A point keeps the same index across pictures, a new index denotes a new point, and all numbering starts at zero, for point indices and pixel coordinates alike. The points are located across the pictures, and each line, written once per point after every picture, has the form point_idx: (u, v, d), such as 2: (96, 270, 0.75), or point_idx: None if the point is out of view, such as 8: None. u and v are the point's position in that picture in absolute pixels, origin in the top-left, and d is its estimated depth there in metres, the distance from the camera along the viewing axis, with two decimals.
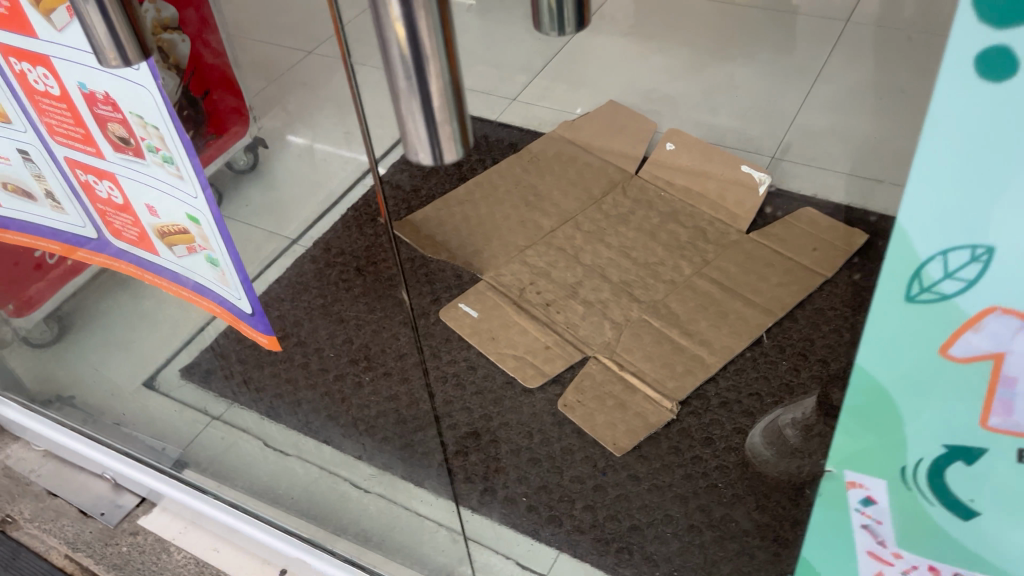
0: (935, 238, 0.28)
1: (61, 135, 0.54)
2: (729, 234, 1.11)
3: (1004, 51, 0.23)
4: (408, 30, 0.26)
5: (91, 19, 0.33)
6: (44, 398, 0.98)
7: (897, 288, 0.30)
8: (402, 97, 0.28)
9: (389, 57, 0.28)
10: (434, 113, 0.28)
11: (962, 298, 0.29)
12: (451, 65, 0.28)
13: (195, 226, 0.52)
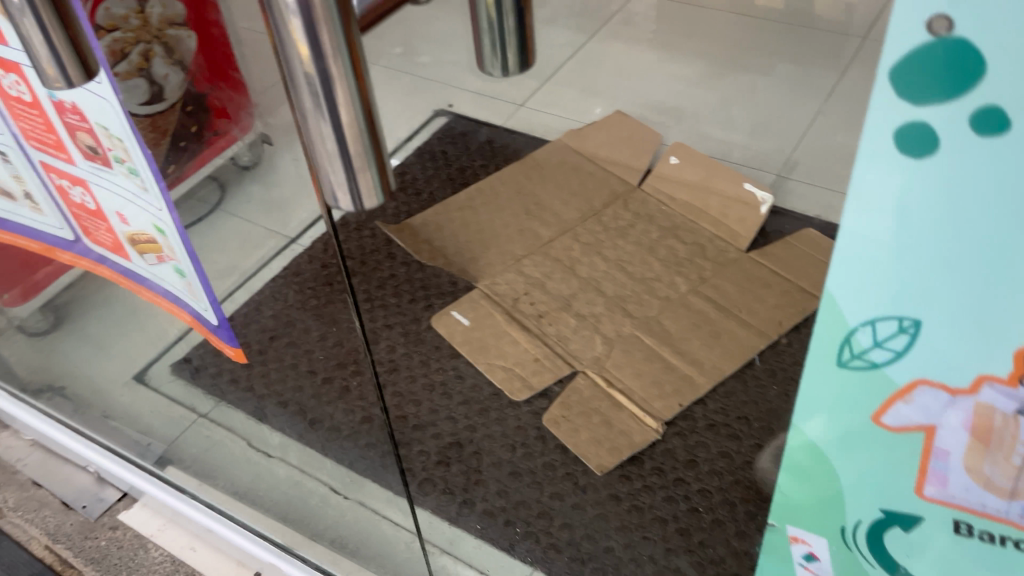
0: (866, 318, 0.32)
1: (36, 139, 0.54)
2: (728, 252, 1.10)
3: (924, 129, 0.27)
4: (318, 66, 0.27)
5: (30, 34, 0.33)
6: (35, 386, 0.99)
7: (831, 352, 0.34)
8: (316, 138, 0.29)
9: (298, 89, 0.28)
10: (351, 156, 0.29)
11: (889, 366, 0.33)
12: (365, 105, 0.29)
13: (162, 237, 0.52)
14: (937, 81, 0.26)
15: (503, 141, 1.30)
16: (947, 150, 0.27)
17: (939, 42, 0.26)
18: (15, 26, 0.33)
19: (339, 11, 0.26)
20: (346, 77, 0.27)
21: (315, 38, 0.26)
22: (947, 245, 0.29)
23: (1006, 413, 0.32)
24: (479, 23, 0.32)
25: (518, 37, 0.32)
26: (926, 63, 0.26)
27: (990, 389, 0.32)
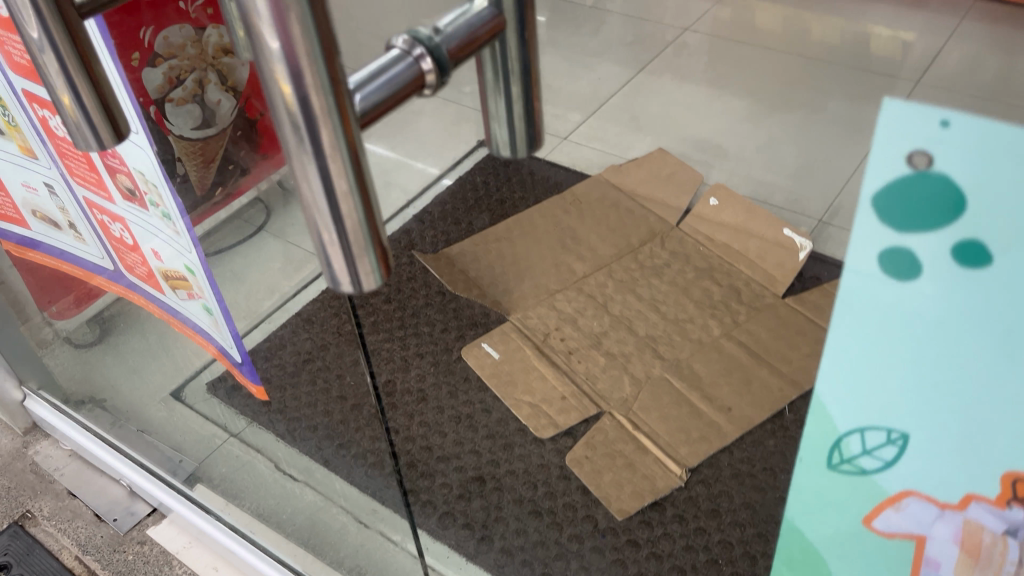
0: (853, 417, 0.28)
1: (79, 177, 0.57)
2: (764, 297, 1.07)
3: (909, 254, 0.24)
4: (300, 101, 0.23)
5: (49, 68, 0.31)
6: (77, 398, 1.03)
7: (820, 454, 0.30)
8: (302, 196, 0.25)
9: (280, 131, 0.24)
10: (342, 219, 0.25)
11: (881, 474, 0.29)
12: (356, 159, 0.25)
13: (192, 276, 0.54)
14: (923, 208, 0.23)
15: (543, 172, 1.26)
16: (942, 269, 0.24)
17: (925, 169, 0.23)
18: (38, 63, 0.32)
19: (329, 70, 0.23)
20: (332, 113, 0.23)
21: (305, 103, 0.23)
22: (942, 353, 0.25)
23: (996, 534, 0.27)
24: (486, 88, 0.31)
25: (524, 118, 0.31)
26: (912, 188, 0.23)
27: (984, 510, 0.27)
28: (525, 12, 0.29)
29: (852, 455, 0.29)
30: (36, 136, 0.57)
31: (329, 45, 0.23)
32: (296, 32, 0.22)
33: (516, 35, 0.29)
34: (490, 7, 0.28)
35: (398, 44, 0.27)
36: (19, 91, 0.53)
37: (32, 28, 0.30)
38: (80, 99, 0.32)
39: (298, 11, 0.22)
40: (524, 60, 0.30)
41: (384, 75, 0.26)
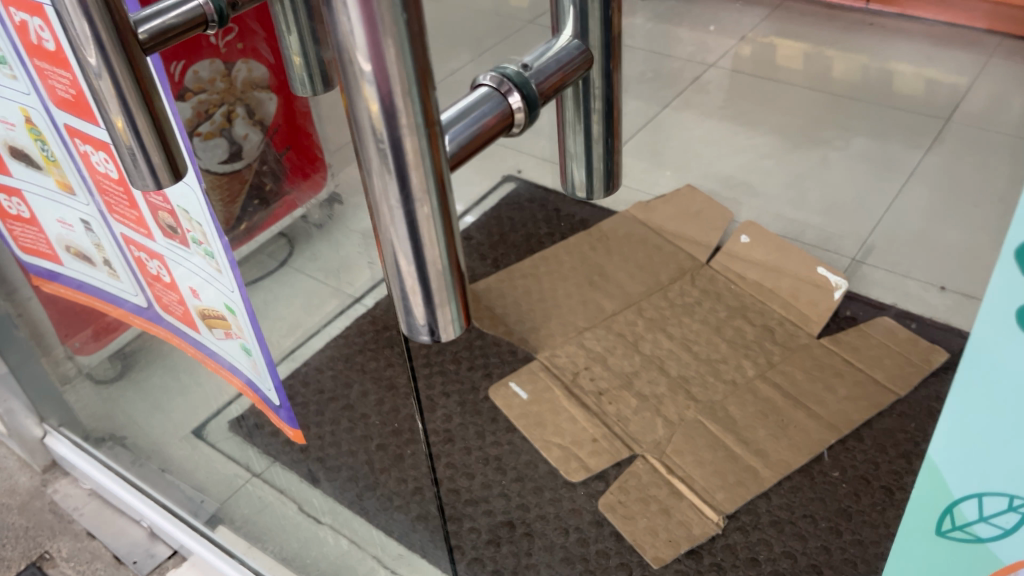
0: (967, 483, 0.26)
1: (119, 214, 0.56)
2: (799, 337, 1.06)
3: None
4: (391, 139, 0.22)
5: (104, 94, 0.30)
6: (96, 435, 1.02)
7: (927, 520, 0.28)
8: (385, 236, 0.24)
9: (366, 165, 0.23)
10: (427, 265, 0.24)
11: (996, 543, 0.26)
12: (444, 201, 0.24)
13: (232, 316, 0.53)
14: None
15: (569, 211, 1.28)
16: None
17: None
18: (91, 89, 0.30)
19: (424, 114, 0.22)
20: (423, 152, 0.23)
21: (398, 149, 0.22)
22: None
23: None
24: (564, 125, 0.30)
25: (603, 148, 0.30)
26: None
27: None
28: (611, 49, 0.28)
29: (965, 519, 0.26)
30: (75, 172, 0.56)
31: (426, 88, 0.22)
32: (394, 74, 0.21)
33: (601, 71, 0.28)
34: (579, 42, 0.28)
35: (486, 81, 0.26)
36: (60, 126, 0.52)
37: (90, 52, 0.29)
38: (135, 128, 0.30)
39: (394, 33, 0.21)
40: (607, 96, 0.29)
41: (472, 113, 0.25)
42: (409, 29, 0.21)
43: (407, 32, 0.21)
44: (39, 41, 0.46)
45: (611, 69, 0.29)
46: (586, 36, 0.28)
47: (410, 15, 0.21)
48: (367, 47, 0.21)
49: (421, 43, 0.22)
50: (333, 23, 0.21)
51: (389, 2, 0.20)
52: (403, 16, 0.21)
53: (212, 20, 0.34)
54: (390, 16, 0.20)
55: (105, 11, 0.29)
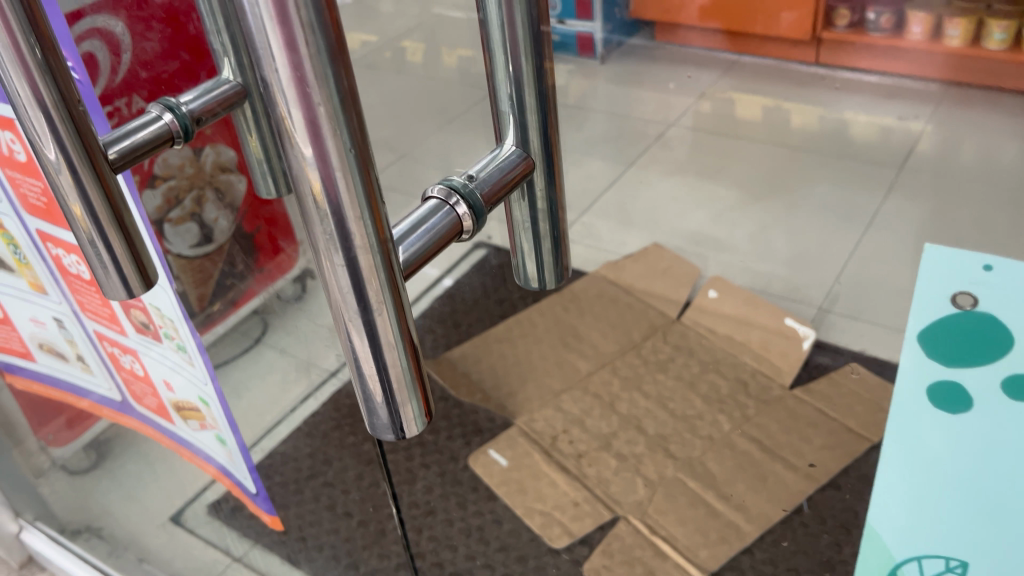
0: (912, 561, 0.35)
1: (91, 311, 0.57)
2: (771, 390, 1.07)
3: (955, 389, 0.37)
4: (348, 258, 0.23)
5: (66, 189, 0.32)
6: (73, 527, 1.00)
7: None
8: (347, 343, 0.26)
9: (324, 279, 0.24)
10: (388, 367, 0.26)
11: None
12: (400, 308, 0.25)
13: (206, 408, 0.55)
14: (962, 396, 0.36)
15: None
16: (991, 399, 0.36)
17: (968, 306, 0.39)
18: (50, 185, 0.32)
19: (377, 232, 0.24)
20: (377, 267, 0.24)
21: (355, 266, 0.24)
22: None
23: None
24: (513, 224, 0.32)
25: (552, 242, 0.32)
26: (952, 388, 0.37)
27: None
28: (550, 153, 0.30)
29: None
30: (47, 272, 0.57)
31: (377, 209, 0.24)
32: (346, 201, 0.23)
33: (543, 174, 0.30)
34: (521, 150, 0.30)
35: (435, 193, 0.28)
36: (32, 232, 0.53)
37: (50, 151, 0.31)
38: (103, 234, 0.32)
39: (343, 162, 0.22)
40: (550, 196, 0.31)
41: (425, 227, 0.26)
42: (358, 158, 0.22)
43: (356, 162, 0.22)
44: (10, 152, 0.48)
45: (552, 171, 0.31)
46: (526, 144, 0.30)
47: (359, 146, 0.22)
48: (321, 180, 0.22)
49: (369, 171, 0.23)
50: (286, 158, 0.22)
51: (338, 138, 0.22)
52: (351, 148, 0.22)
53: (178, 136, 0.36)
54: (339, 149, 0.22)
55: (77, 137, 0.31)
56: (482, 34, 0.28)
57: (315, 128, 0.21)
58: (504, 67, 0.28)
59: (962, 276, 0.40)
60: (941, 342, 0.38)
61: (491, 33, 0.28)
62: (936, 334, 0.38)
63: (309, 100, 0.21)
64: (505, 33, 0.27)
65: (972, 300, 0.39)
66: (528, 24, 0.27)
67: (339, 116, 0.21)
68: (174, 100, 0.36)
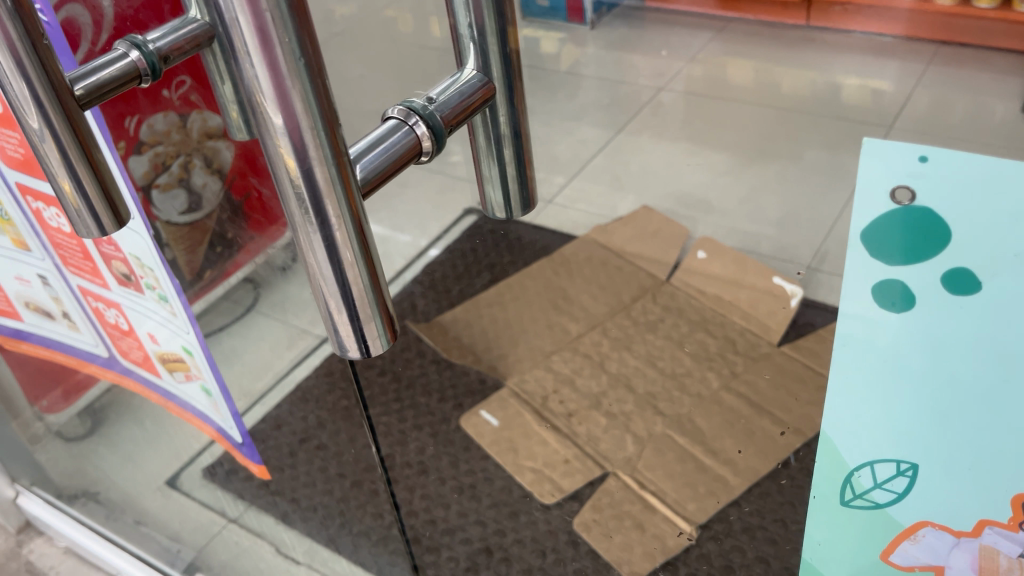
0: (861, 460, 0.45)
1: (74, 266, 0.58)
2: (760, 346, 1.04)
3: (904, 292, 0.41)
4: (304, 169, 0.24)
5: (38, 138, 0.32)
6: (71, 492, 1.01)
7: (837, 492, 0.46)
8: (309, 260, 0.26)
9: (283, 195, 0.25)
10: (350, 284, 0.26)
11: (890, 503, 0.45)
12: (359, 224, 0.26)
13: (190, 357, 0.56)
14: (903, 299, 0.41)
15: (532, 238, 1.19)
16: (935, 299, 0.41)
17: (908, 202, 0.41)
18: (32, 146, 0.33)
19: (332, 146, 0.24)
20: (334, 181, 0.24)
21: (312, 180, 0.24)
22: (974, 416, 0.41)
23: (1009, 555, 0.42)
24: (478, 150, 0.32)
25: (516, 168, 0.32)
26: (897, 292, 0.42)
27: (995, 532, 0.42)
28: (511, 78, 0.31)
29: (865, 488, 0.45)
30: (30, 229, 0.57)
31: (331, 121, 0.24)
32: (299, 110, 0.23)
33: (504, 98, 0.31)
34: (481, 74, 0.30)
35: (394, 114, 0.28)
36: (12, 186, 0.54)
37: (31, 115, 0.31)
38: (76, 178, 0.33)
39: (294, 71, 0.22)
40: (513, 122, 0.31)
41: (383, 146, 0.27)
42: (308, 67, 0.23)
43: (307, 72, 0.23)
44: None
45: (514, 96, 0.31)
46: (487, 68, 0.30)
47: (309, 56, 0.23)
48: (273, 89, 0.22)
49: (322, 83, 0.23)
50: (239, 69, 0.23)
51: (287, 46, 0.22)
52: (301, 57, 0.22)
53: (145, 73, 0.36)
54: (289, 57, 0.22)
55: (44, 75, 0.31)
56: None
57: (264, 35, 0.22)
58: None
59: (898, 170, 0.41)
60: (889, 244, 0.41)
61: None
62: (885, 234, 0.41)
63: (257, 5, 0.21)
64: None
65: (912, 195, 0.41)
66: None
67: (287, 23, 0.22)
68: (142, 38, 0.37)
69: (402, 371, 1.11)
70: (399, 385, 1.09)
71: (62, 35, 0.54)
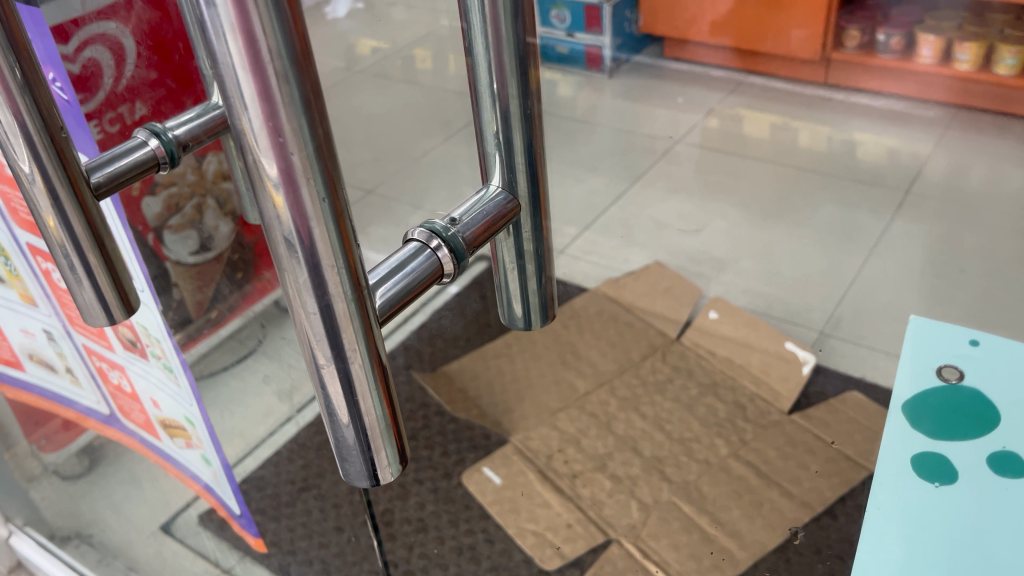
0: None
1: (79, 325, 0.67)
2: (770, 414, 1.04)
3: (934, 459, 0.58)
4: (321, 304, 0.23)
5: (41, 203, 0.32)
6: (63, 533, 1.01)
7: None
8: (321, 389, 0.25)
9: (298, 325, 0.24)
10: (363, 414, 0.25)
11: None
12: (375, 354, 0.25)
13: (192, 428, 0.68)
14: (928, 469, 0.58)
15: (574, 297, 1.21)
16: (968, 470, 0.57)
17: (952, 376, 0.61)
18: (27, 199, 0.32)
19: (352, 279, 0.23)
20: (352, 312, 0.23)
21: (330, 314, 0.23)
22: None
23: None
24: (499, 264, 0.32)
25: (537, 280, 0.32)
26: (932, 464, 0.58)
27: None
28: (537, 196, 0.31)
29: None
30: (37, 285, 0.66)
31: (352, 254, 0.23)
32: (323, 247, 0.22)
33: (529, 216, 0.31)
34: (507, 193, 0.30)
35: (416, 236, 0.27)
36: (23, 244, 0.61)
37: (26, 166, 0.31)
38: (76, 243, 0.33)
39: (319, 212, 0.21)
40: (536, 238, 0.31)
41: (407, 271, 0.26)
42: (333, 205, 0.22)
43: (331, 209, 0.22)
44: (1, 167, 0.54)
45: (539, 215, 0.31)
46: (514, 186, 0.30)
47: (333, 194, 0.22)
48: (296, 228, 0.21)
49: (345, 218, 0.22)
50: (260, 204, 0.22)
51: (313, 187, 0.21)
52: (327, 198, 0.21)
53: (164, 162, 0.36)
54: (314, 198, 0.21)
55: (59, 163, 0.31)
56: (471, 73, 0.29)
57: (290, 178, 0.21)
58: (490, 102, 0.29)
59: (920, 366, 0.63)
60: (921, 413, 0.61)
61: (479, 66, 0.28)
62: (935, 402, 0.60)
63: (284, 149, 0.20)
64: (492, 74, 0.28)
65: (956, 371, 0.61)
66: (516, 64, 0.28)
67: (314, 165, 0.21)
68: (161, 125, 0.36)
69: (422, 432, 1.11)
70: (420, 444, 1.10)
71: (80, 110, 0.58)
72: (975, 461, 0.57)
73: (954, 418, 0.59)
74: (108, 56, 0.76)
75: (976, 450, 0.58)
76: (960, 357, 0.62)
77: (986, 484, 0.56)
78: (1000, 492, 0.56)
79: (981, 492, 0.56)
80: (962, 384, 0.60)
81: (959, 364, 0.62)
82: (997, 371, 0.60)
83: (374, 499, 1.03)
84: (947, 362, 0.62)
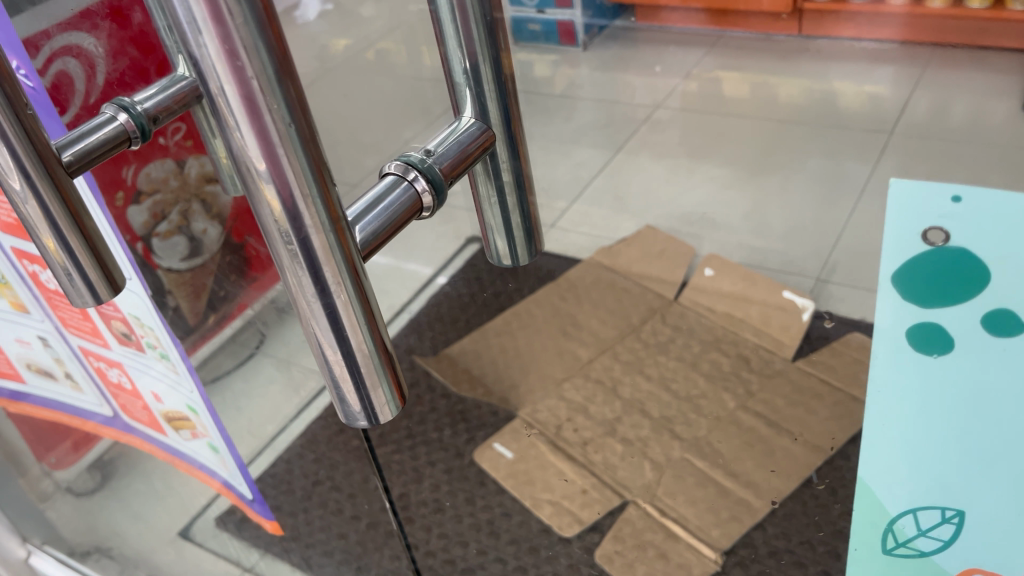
0: (898, 503, 0.52)
1: (73, 327, 0.76)
2: (775, 363, 1.02)
3: (930, 336, 0.51)
4: (299, 237, 0.24)
5: (21, 199, 0.32)
6: (81, 549, 1.09)
7: (876, 544, 0.53)
8: (310, 329, 0.26)
9: (279, 263, 0.25)
10: (354, 350, 0.26)
11: (929, 549, 0.51)
12: (360, 289, 0.26)
13: (195, 415, 0.77)
14: (925, 345, 0.51)
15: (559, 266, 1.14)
16: (967, 339, 0.50)
17: (939, 240, 0.52)
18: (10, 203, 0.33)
19: (329, 213, 0.24)
20: (331, 245, 0.24)
21: (309, 248, 0.24)
22: None
23: None
24: (481, 198, 0.37)
25: (518, 206, 0.37)
26: (927, 339, 0.51)
27: None
28: (510, 133, 0.36)
29: (909, 536, 0.51)
30: (28, 294, 0.74)
31: (325, 185, 0.24)
32: (293, 176, 0.23)
33: (505, 147, 0.36)
34: (480, 123, 0.35)
35: (393, 170, 0.30)
36: (9, 251, 0.68)
37: (12, 178, 0.32)
38: (61, 235, 0.33)
39: (287, 140, 0.22)
40: (514, 169, 0.36)
41: (383, 205, 0.28)
42: (300, 133, 0.22)
43: (298, 137, 0.22)
44: None
45: (513, 148, 0.36)
46: (486, 119, 0.35)
47: (299, 121, 0.22)
48: (264, 158, 0.22)
49: (315, 150, 0.23)
50: (228, 138, 0.22)
51: (278, 114, 0.22)
52: (292, 125, 0.22)
53: (134, 135, 0.38)
54: (279, 125, 0.22)
55: (28, 143, 0.32)
56: (435, 23, 0.33)
57: (252, 105, 0.21)
58: (457, 47, 0.33)
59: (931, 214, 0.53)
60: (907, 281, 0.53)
61: (442, 16, 0.32)
62: (925, 266, 0.53)
63: (243, 74, 0.21)
64: (457, 20, 0.32)
65: (943, 233, 0.52)
66: (480, 15, 0.32)
67: (276, 90, 0.22)
68: (129, 99, 0.39)
69: (431, 414, 1.14)
70: (439, 415, 1.14)
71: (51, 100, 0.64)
72: (971, 327, 0.50)
73: (944, 282, 0.52)
74: (79, 64, 0.75)
75: (973, 313, 0.51)
76: (945, 216, 0.52)
77: (984, 351, 0.50)
78: (1005, 359, 0.50)
79: (981, 359, 0.50)
80: (948, 247, 0.52)
81: (945, 225, 0.52)
82: (986, 219, 0.52)
83: (390, 485, 1.08)
84: (931, 224, 0.53)
